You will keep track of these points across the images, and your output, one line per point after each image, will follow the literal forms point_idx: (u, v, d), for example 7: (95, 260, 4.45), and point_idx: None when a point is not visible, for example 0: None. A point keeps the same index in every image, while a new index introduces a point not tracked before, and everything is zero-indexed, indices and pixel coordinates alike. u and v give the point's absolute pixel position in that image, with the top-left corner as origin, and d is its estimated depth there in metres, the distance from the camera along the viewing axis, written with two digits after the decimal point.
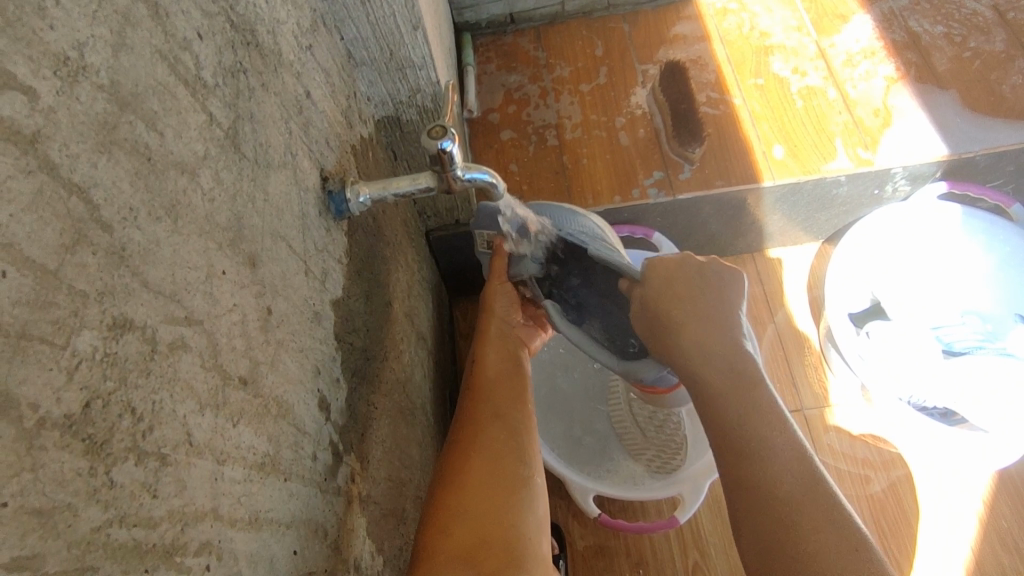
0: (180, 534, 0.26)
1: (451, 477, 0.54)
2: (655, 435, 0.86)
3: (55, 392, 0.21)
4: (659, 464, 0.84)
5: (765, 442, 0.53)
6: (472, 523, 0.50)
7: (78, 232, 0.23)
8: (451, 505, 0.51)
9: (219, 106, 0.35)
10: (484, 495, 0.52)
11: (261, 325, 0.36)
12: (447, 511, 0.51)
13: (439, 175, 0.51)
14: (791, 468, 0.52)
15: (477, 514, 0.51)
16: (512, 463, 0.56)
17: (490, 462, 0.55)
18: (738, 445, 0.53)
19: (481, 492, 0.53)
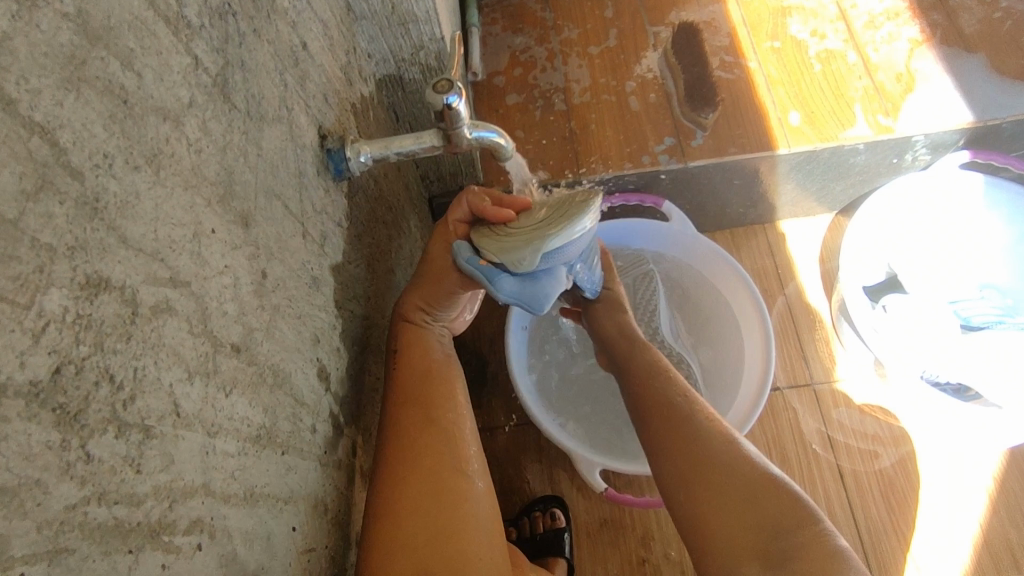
0: (167, 512, 0.24)
1: (378, 501, 0.46)
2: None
3: (18, 355, 0.18)
4: None
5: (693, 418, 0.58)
6: (410, 561, 0.44)
7: (41, 178, 0.20)
8: (384, 546, 0.44)
9: (206, 50, 0.32)
10: (420, 525, 0.45)
11: (255, 289, 0.34)
12: (380, 549, 0.44)
13: (444, 134, 0.48)
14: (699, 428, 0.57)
15: (416, 552, 0.44)
16: (452, 476, 0.49)
17: (425, 481, 0.48)
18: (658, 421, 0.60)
19: (413, 523, 0.45)
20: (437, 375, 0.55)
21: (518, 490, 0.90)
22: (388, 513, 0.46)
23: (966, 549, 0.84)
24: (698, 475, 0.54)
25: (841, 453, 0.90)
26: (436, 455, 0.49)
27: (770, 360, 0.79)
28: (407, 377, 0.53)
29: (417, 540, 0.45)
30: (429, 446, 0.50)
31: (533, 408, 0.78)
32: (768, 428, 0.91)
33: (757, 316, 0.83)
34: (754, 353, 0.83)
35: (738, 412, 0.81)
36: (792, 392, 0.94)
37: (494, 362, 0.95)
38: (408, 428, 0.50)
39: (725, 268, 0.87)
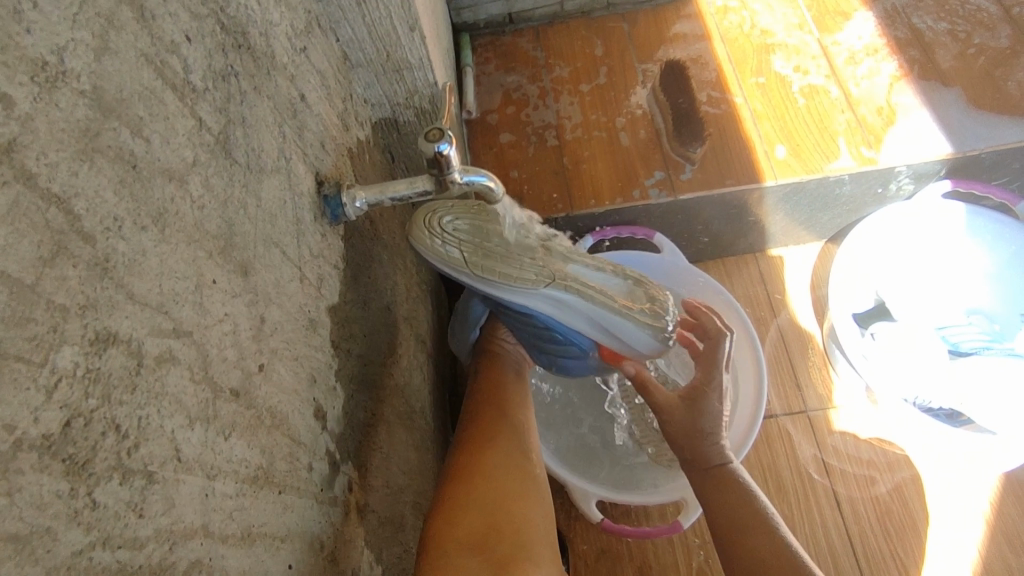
0: (168, 554, 0.25)
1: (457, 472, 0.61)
2: None
3: (32, 412, 0.20)
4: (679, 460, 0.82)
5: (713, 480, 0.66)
6: (478, 513, 0.57)
7: (57, 245, 0.22)
8: (456, 502, 0.57)
9: (209, 111, 0.34)
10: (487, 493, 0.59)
11: (253, 334, 0.35)
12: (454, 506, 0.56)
13: (436, 180, 0.50)
14: (751, 530, 0.61)
15: (485, 510, 0.57)
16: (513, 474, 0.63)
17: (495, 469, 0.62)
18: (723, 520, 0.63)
19: (486, 490, 0.59)
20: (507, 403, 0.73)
21: None
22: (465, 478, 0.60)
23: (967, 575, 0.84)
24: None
25: (836, 478, 0.90)
26: (506, 454, 0.65)
27: (763, 388, 0.82)
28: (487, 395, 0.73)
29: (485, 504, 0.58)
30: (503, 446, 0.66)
31: None
32: (764, 456, 0.92)
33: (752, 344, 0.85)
34: (746, 380, 0.86)
35: (739, 427, 0.83)
36: (786, 418, 0.95)
37: None
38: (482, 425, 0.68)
39: (715, 298, 0.90)
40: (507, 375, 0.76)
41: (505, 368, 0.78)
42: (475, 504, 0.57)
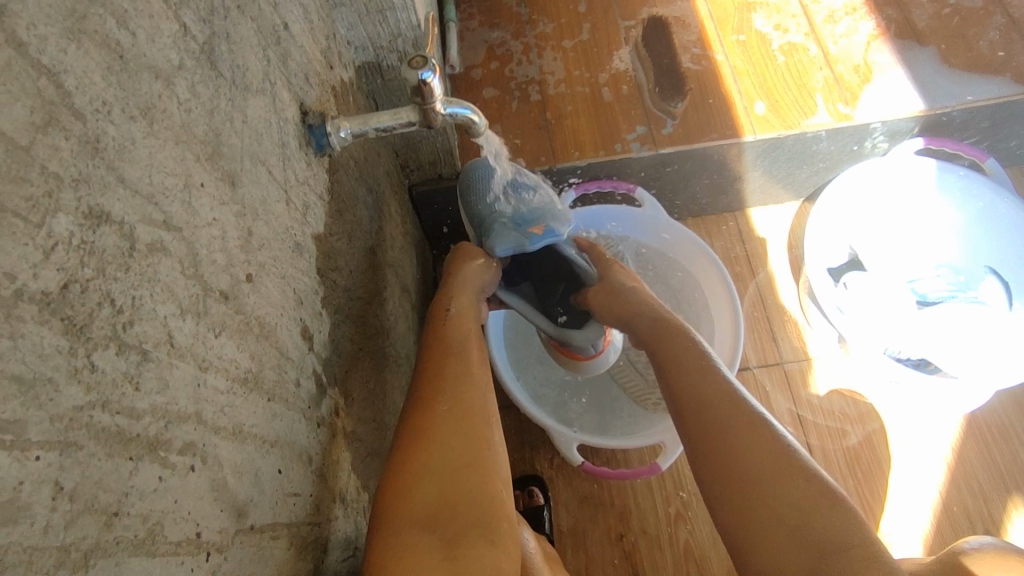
0: (163, 430, 0.26)
1: (413, 430, 0.52)
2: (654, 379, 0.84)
3: (31, 266, 0.21)
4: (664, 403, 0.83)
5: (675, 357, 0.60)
6: (435, 486, 0.49)
7: (49, 114, 0.22)
8: (409, 472, 0.49)
9: (194, 19, 0.34)
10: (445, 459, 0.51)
11: (241, 245, 0.36)
12: (408, 478, 0.49)
13: (421, 110, 0.51)
14: (733, 428, 0.54)
15: (440, 482, 0.49)
16: (477, 431, 0.54)
17: (455, 426, 0.53)
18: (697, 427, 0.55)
19: (443, 459, 0.51)
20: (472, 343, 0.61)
21: None
22: (421, 440, 0.51)
23: (927, 515, 0.89)
24: (745, 492, 0.51)
25: (809, 430, 0.94)
26: (470, 408, 0.55)
27: (739, 340, 0.84)
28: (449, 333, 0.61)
29: (442, 473, 0.50)
30: (464, 398, 0.56)
31: (510, 386, 0.80)
32: None
33: (730, 295, 0.87)
34: (724, 331, 0.89)
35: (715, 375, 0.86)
36: (762, 370, 0.98)
37: None
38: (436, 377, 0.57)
39: (696, 253, 0.92)
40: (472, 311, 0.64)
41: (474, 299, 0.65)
42: (430, 475, 0.49)
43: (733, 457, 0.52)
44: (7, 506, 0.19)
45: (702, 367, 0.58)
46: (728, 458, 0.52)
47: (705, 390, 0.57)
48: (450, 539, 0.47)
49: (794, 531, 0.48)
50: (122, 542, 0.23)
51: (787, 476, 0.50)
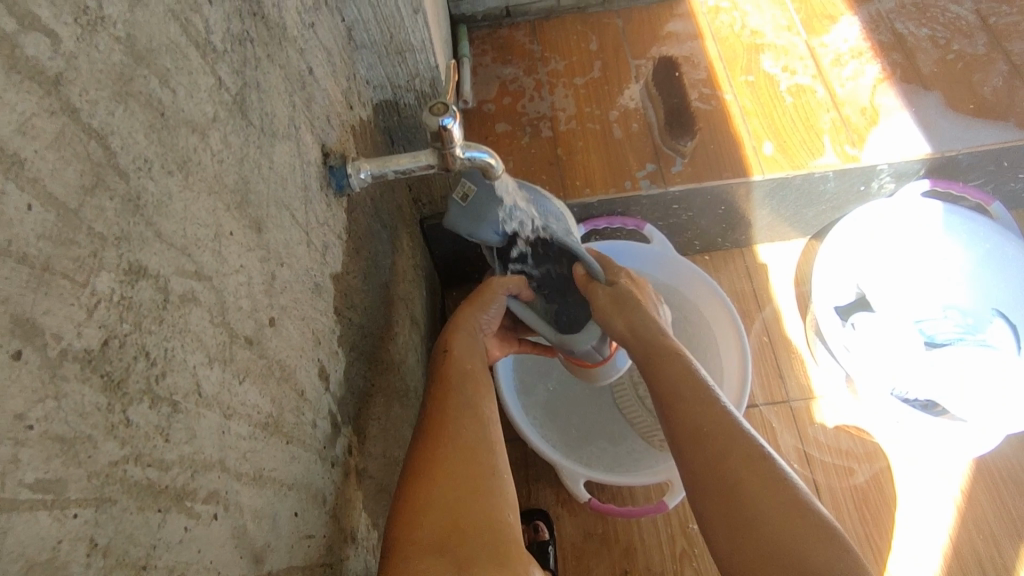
0: (190, 480, 0.27)
1: (415, 466, 0.52)
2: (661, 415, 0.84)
3: (76, 326, 0.21)
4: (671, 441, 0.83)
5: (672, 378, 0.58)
6: (441, 519, 0.48)
7: (97, 176, 0.23)
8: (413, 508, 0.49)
9: (228, 72, 0.35)
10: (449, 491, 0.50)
11: (265, 288, 0.37)
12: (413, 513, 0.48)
13: (439, 154, 0.52)
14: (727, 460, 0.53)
15: (446, 516, 0.48)
16: (477, 461, 0.53)
17: (456, 458, 0.52)
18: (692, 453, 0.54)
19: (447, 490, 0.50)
20: (474, 375, 0.61)
21: None
22: (422, 480, 0.50)
23: (936, 559, 0.87)
24: (740, 527, 0.50)
25: (817, 469, 0.93)
26: (468, 439, 0.54)
27: (747, 377, 0.84)
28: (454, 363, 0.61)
29: (447, 506, 0.49)
30: (467, 427, 0.55)
31: (517, 420, 0.80)
32: None
33: (737, 333, 0.88)
34: (731, 367, 0.89)
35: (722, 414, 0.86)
36: (769, 408, 0.98)
37: None
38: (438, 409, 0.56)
39: (703, 289, 0.92)
40: (470, 343, 0.63)
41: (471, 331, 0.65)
42: (435, 508, 0.48)
43: (731, 486, 0.51)
44: (45, 565, 0.19)
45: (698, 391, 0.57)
46: (727, 492, 0.51)
47: (699, 417, 0.55)
48: (461, 567, 0.46)
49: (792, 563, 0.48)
50: None
51: (788, 514, 0.49)
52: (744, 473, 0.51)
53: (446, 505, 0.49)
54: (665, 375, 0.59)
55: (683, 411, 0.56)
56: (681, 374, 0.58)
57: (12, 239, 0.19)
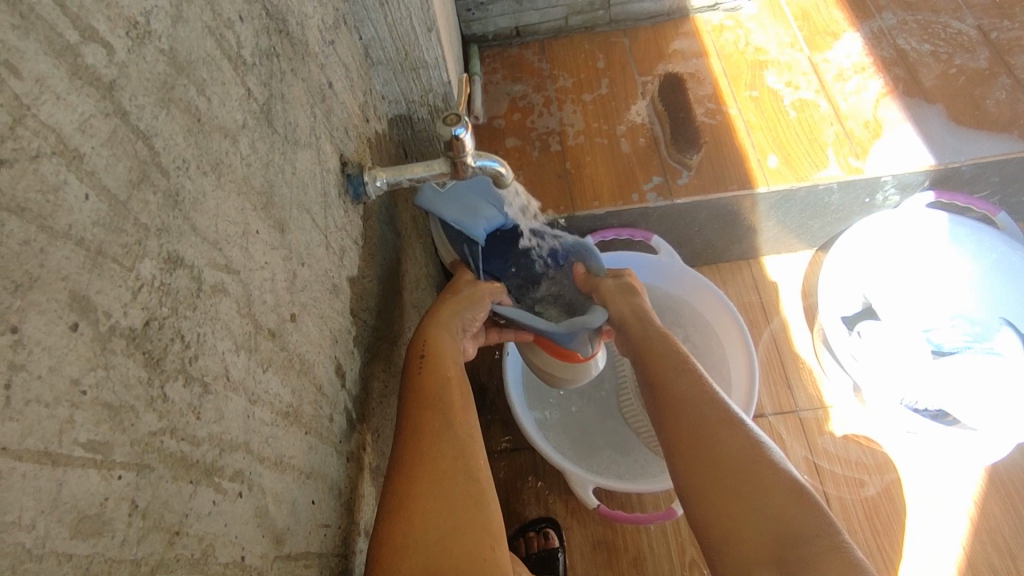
0: (217, 458, 0.29)
1: (393, 499, 0.48)
2: None
3: (123, 305, 0.23)
4: None
5: (661, 357, 0.62)
6: (423, 556, 0.45)
7: (143, 172, 0.26)
8: (394, 546, 0.45)
9: (256, 84, 0.38)
10: (432, 527, 0.47)
11: (288, 285, 0.39)
12: (395, 550, 0.45)
13: (451, 162, 0.54)
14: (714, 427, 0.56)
15: (429, 554, 0.45)
16: (462, 482, 0.50)
17: (438, 486, 0.49)
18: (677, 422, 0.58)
19: (428, 528, 0.46)
20: (455, 385, 0.57)
21: (515, 513, 0.93)
22: (400, 510, 0.47)
23: (950, 570, 0.87)
24: (723, 491, 0.52)
25: (826, 479, 0.93)
26: (449, 461, 0.51)
27: (755, 387, 0.86)
28: (433, 379, 0.56)
29: (429, 543, 0.46)
30: (445, 454, 0.51)
31: (526, 427, 0.81)
32: None
33: (744, 341, 0.89)
34: (739, 376, 0.90)
35: None
36: (778, 418, 0.98)
37: (491, 389, 1.00)
38: (416, 434, 0.52)
39: (710, 298, 0.93)
40: (453, 348, 0.60)
41: (452, 336, 0.61)
42: (416, 548, 0.45)
43: (714, 451, 0.54)
44: (94, 519, 0.21)
45: (684, 370, 0.60)
46: (710, 457, 0.54)
47: (684, 389, 0.59)
48: None
49: (769, 527, 0.49)
50: (181, 560, 0.25)
51: (766, 475, 0.52)
52: (726, 439, 0.55)
53: (428, 543, 0.46)
54: (658, 351, 0.63)
55: (670, 388, 0.60)
56: (667, 354, 0.62)
57: (73, 224, 0.21)
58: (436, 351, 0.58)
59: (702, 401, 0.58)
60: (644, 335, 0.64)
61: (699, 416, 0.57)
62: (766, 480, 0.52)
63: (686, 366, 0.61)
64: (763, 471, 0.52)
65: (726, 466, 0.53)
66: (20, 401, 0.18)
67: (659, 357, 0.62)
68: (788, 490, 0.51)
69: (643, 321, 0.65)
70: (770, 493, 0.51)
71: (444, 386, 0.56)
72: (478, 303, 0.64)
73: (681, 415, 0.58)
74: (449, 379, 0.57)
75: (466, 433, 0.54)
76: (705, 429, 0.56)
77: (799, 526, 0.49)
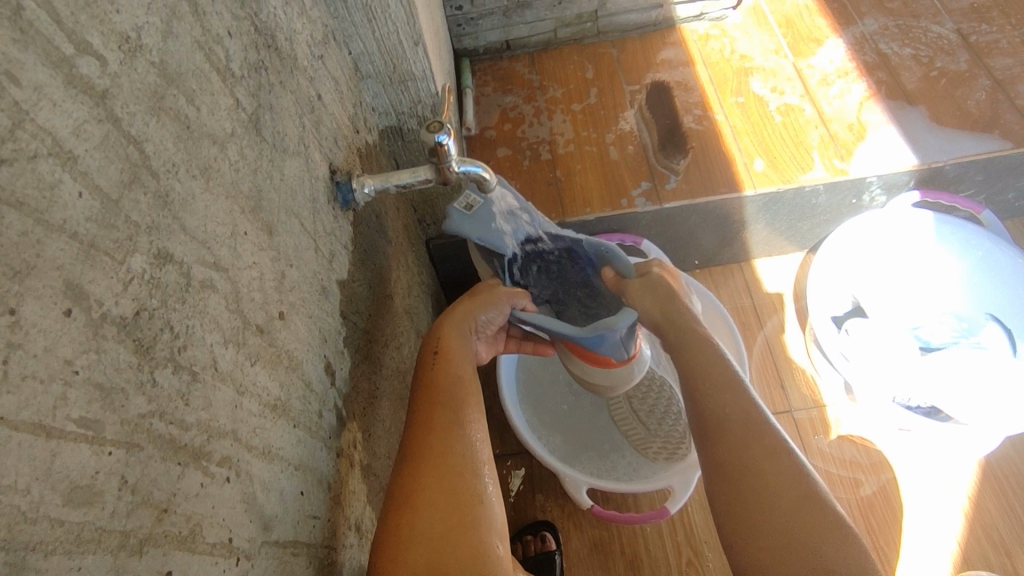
0: (205, 443, 0.30)
1: (399, 493, 0.50)
2: (658, 428, 0.87)
3: (114, 295, 0.25)
4: (668, 454, 0.85)
5: (699, 363, 0.58)
6: (425, 548, 0.46)
7: (133, 174, 0.27)
8: (396, 538, 0.47)
9: (244, 94, 0.40)
10: (434, 520, 0.48)
11: (276, 285, 0.41)
12: (398, 542, 0.47)
13: (436, 168, 0.56)
14: (750, 441, 0.53)
15: (431, 546, 0.46)
16: (467, 478, 0.51)
17: (442, 482, 0.50)
18: (712, 429, 0.55)
19: (431, 522, 0.47)
20: (465, 385, 0.58)
21: (512, 517, 0.94)
22: (406, 504, 0.49)
23: (946, 566, 0.87)
24: (756, 516, 0.49)
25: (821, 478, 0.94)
26: (457, 458, 0.52)
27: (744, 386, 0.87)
28: (441, 379, 0.57)
29: (431, 537, 0.47)
30: (451, 451, 0.52)
31: (521, 430, 0.83)
32: None
33: (733, 341, 0.91)
34: None
35: None
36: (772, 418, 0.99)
37: (488, 394, 1.02)
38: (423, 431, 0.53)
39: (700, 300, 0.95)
40: (462, 348, 0.61)
41: (464, 337, 0.62)
42: (418, 540, 0.46)
43: (751, 472, 0.51)
44: (86, 490, 0.23)
45: (725, 380, 0.57)
46: (746, 478, 0.51)
47: (722, 402, 0.55)
48: None
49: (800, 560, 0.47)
50: (169, 536, 0.27)
51: (804, 503, 0.49)
52: (764, 461, 0.51)
53: (430, 535, 0.47)
54: (695, 359, 0.59)
55: (708, 398, 0.56)
56: (706, 364, 0.58)
57: (67, 219, 0.23)
58: (447, 351, 0.60)
59: (742, 417, 0.54)
60: (681, 339, 0.61)
61: (738, 432, 0.53)
62: (804, 511, 0.49)
63: (727, 376, 0.57)
64: (801, 498, 0.49)
65: (762, 489, 0.50)
66: (17, 376, 0.20)
67: (696, 364, 0.58)
68: (826, 522, 0.48)
69: (680, 323, 0.61)
70: (807, 524, 0.48)
71: (453, 385, 0.57)
72: (495, 305, 0.64)
73: (719, 428, 0.54)
74: (459, 378, 0.58)
75: (476, 432, 0.54)
76: (742, 447, 0.53)
77: (833, 562, 0.47)
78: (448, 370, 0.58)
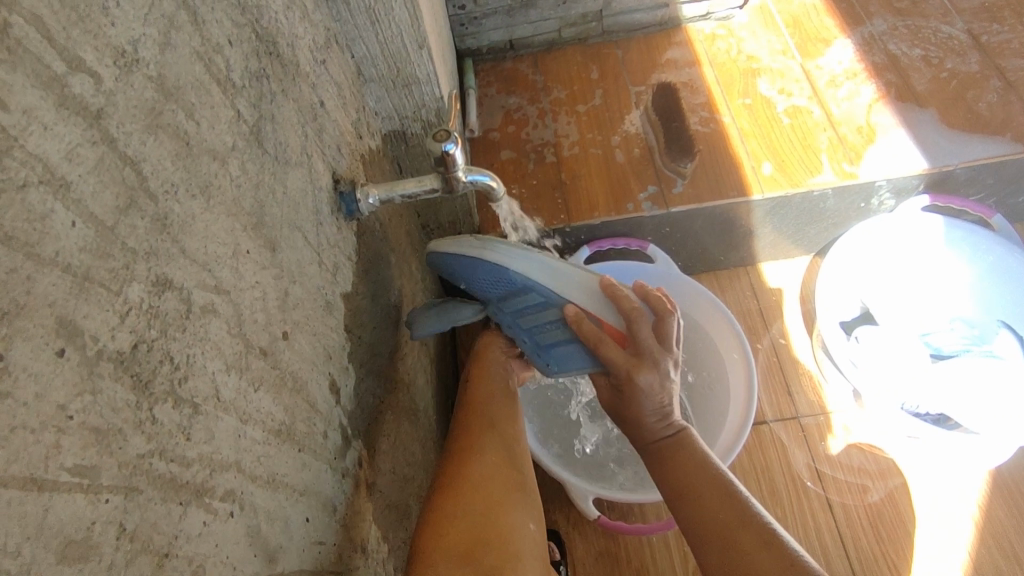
0: (208, 478, 0.29)
1: (444, 478, 0.57)
2: None
3: (110, 329, 0.24)
4: None
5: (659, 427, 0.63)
6: (467, 522, 0.53)
7: (130, 198, 0.26)
8: (441, 514, 0.53)
9: (246, 105, 0.39)
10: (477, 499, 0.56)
11: (279, 304, 0.39)
12: (442, 518, 0.52)
13: (443, 177, 0.54)
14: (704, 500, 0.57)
15: (473, 521, 0.53)
16: (503, 471, 0.61)
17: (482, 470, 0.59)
18: (698, 522, 0.56)
19: (475, 499, 0.55)
20: (501, 401, 0.69)
21: None
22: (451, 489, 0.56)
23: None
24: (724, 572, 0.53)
25: (829, 485, 0.92)
26: (493, 472, 0.59)
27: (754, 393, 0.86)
28: (479, 396, 0.68)
29: (473, 514, 0.54)
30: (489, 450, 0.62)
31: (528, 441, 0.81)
32: (756, 459, 0.95)
33: (741, 347, 0.89)
34: (737, 383, 0.90)
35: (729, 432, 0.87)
36: (779, 425, 0.97)
37: None
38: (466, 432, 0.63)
39: (707, 305, 0.93)
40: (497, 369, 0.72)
41: (498, 364, 0.73)
42: (463, 516, 0.53)
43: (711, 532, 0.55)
44: (81, 544, 0.21)
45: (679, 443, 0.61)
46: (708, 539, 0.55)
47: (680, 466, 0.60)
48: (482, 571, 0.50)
49: None
50: None
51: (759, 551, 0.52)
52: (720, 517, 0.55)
53: (472, 511, 0.54)
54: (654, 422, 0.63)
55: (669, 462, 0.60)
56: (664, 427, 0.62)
57: (60, 250, 0.22)
58: (484, 372, 0.71)
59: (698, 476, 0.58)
60: None
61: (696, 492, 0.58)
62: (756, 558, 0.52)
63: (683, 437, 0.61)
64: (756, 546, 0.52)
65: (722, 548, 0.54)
66: (5, 428, 0.19)
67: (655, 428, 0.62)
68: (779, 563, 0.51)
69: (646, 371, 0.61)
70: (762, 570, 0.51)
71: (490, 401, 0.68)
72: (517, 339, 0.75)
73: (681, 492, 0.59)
74: (494, 395, 0.69)
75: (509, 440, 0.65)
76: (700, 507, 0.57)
77: None
78: (484, 387, 0.70)
